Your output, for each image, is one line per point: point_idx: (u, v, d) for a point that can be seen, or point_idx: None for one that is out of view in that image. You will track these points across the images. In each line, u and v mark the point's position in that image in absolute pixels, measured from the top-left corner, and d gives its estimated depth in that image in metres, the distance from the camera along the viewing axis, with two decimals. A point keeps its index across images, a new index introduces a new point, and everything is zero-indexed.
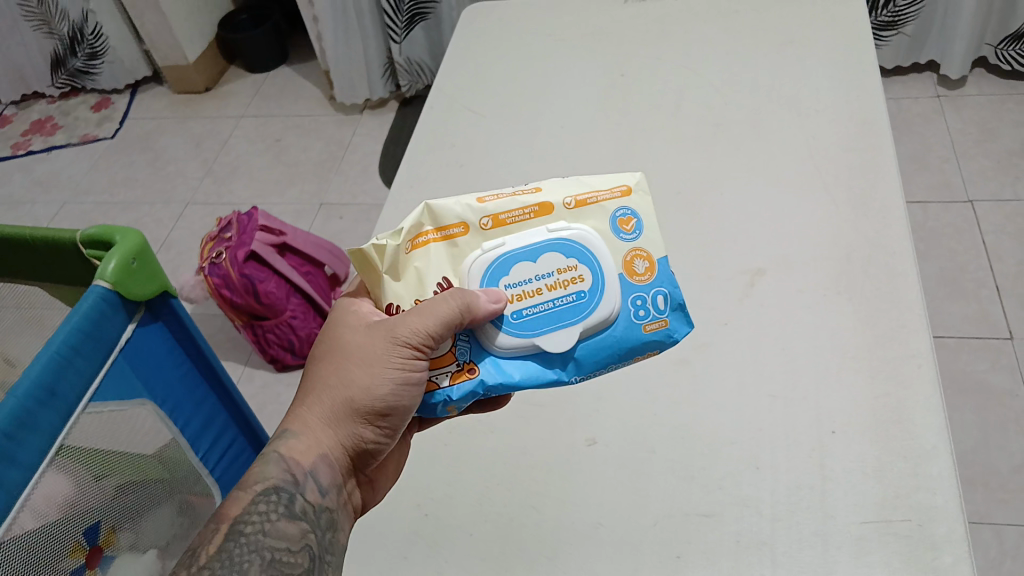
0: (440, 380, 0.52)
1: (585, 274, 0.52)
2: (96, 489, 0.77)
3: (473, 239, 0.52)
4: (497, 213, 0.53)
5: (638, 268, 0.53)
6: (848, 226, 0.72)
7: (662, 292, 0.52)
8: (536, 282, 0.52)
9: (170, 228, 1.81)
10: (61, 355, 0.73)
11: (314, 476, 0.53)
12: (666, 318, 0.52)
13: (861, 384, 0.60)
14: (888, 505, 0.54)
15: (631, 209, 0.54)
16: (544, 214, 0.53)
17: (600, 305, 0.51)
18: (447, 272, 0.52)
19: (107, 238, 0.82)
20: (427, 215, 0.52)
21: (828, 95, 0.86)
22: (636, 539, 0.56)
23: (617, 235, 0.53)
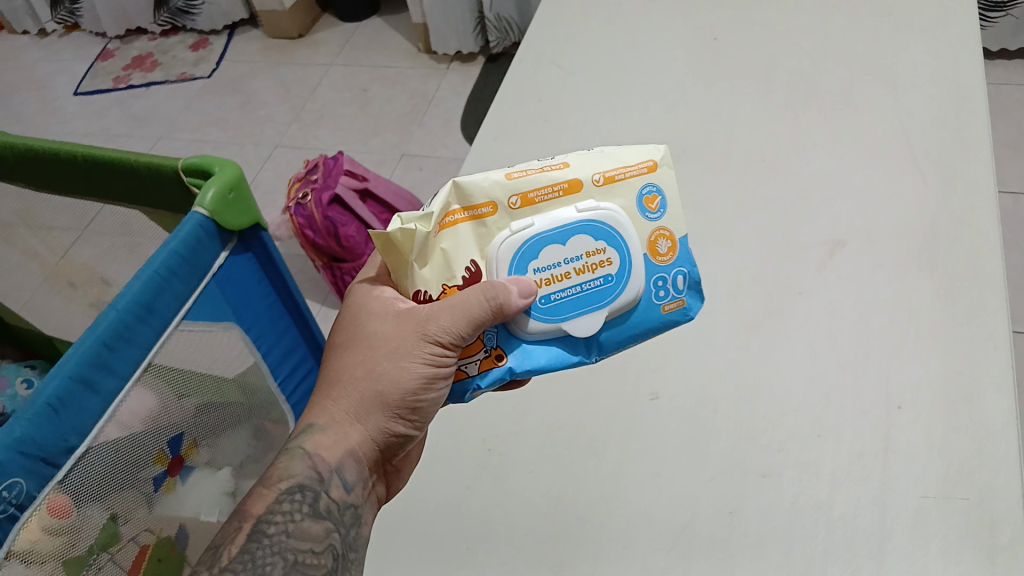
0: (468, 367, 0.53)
1: (613, 258, 0.52)
2: (183, 403, 0.83)
3: (502, 218, 0.51)
4: (526, 191, 0.51)
5: (662, 248, 0.53)
6: (935, 204, 0.71)
7: (682, 272, 0.53)
8: (564, 266, 0.52)
9: (258, 168, 1.88)
10: (159, 275, 0.77)
11: (338, 474, 0.56)
12: (683, 298, 0.54)
13: (935, 363, 0.60)
14: (951, 480, 0.54)
15: (656, 186, 0.53)
16: (573, 192, 0.52)
17: (626, 289, 0.52)
18: (476, 255, 0.52)
19: (207, 167, 0.86)
20: (455, 194, 0.51)
21: (926, 70, 0.83)
22: (694, 491, 0.57)
23: (643, 214, 0.53)
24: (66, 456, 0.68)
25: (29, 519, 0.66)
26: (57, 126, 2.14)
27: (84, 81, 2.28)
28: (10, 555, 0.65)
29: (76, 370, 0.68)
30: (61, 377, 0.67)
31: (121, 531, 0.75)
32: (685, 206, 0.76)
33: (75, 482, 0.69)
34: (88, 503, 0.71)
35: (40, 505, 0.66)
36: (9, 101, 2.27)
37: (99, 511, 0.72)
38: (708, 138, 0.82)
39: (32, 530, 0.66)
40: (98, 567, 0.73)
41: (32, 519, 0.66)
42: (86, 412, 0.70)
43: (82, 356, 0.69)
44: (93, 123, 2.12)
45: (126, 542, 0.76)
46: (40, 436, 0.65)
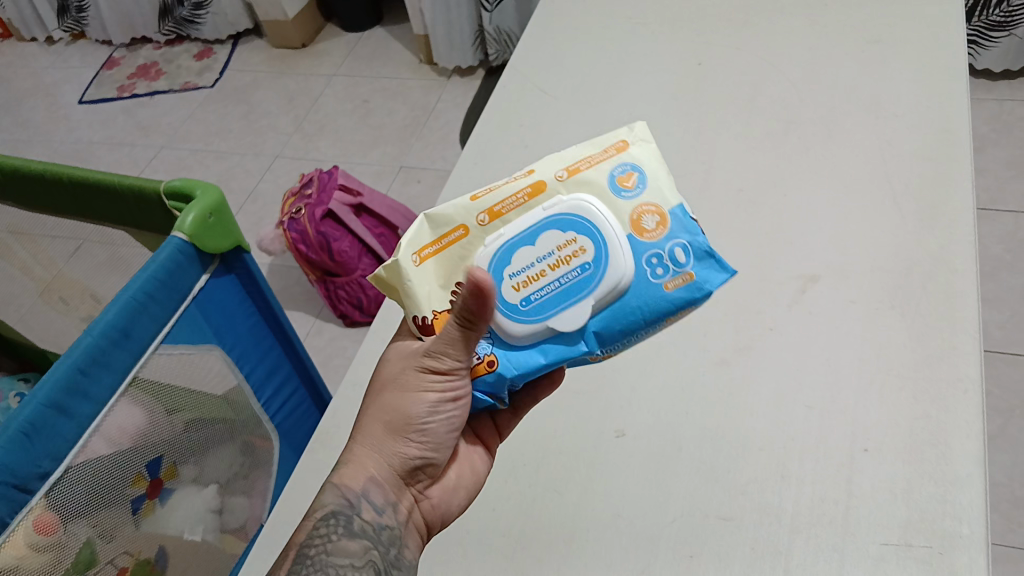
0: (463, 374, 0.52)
1: (587, 245, 0.51)
2: (166, 422, 0.81)
3: (475, 237, 0.53)
4: (492, 206, 0.53)
5: (648, 223, 0.52)
6: (912, 240, 0.70)
7: (679, 243, 0.51)
8: (537, 265, 0.51)
9: (257, 179, 1.88)
10: (137, 299, 0.77)
11: (368, 496, 0.54)
12: (688, 271, 0.51)
13: (902, 405, 0.59)
14: (912, 528, 0.54)
15: (629, 165, 0.53)
16: (539, 194, 0.53)
17: (608, 270, 0.50)
18: (460, 274, 0.52)
19: (188, 190, 0.86)
20: (424, 227, 0.53)
21: (910, 100, 0.83)
22: (654, 534, 0.57)
23: (617, 194, 0.52)
24: (39, 482, 0.67)
25: (13, 533, 0.65)
26: (60, 135, 2.15)
27: (89, 90, 2.30)
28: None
29: (49, 397, 0.67)
30: (34, 404, 0.66)
31: (99, 555, 0.74)
32: None
33: (58, 498, 0.69)
34: (74, 521, 0.70)
35: (25, 519, 0.66)
36: (15, 109, 2.29)
37: (82, 528, 0.71)
38: (689, 166, 0.82)
39: (16, 545, 0.65)
40: None
41: (16, 531, 0.65)
42: (59, 438, 0.69)
43: (55, 381, 0.68)
44: (96, 132, 2.13)
45: (102, 565, 0.75)
46: (13, 462, 0.64)
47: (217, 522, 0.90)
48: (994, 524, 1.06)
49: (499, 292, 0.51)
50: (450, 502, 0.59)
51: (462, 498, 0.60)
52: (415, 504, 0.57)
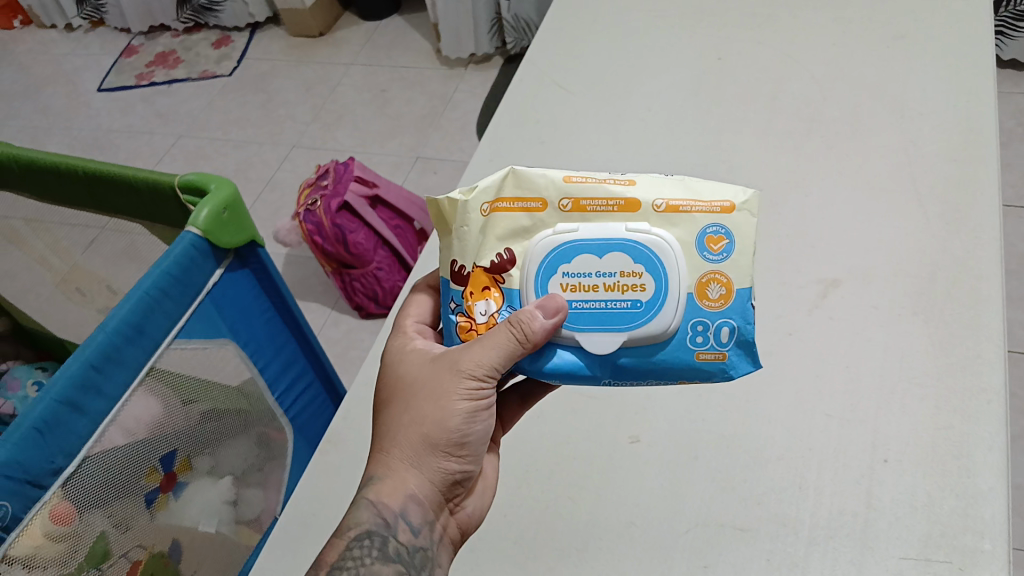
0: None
1: (649, 284, 0.47)
2: (182, 413, 0.81)
3: (549, 217, 0.48)
4: (580, 197, 0.48)
5: (712, 292, 0.48)
6: (937, 243, 0.68)
7: (729, 324, 0.48)
8: (594, 278, 0.48)
9: (274, 168, 1.88)
10: (150, 295, 0.76)
11: (406, 517, 0.52)
12: (725, 353, 0.48)
13: (924, 415, 0.58)
14: (932, 543, 0.52)
15: (726, 229, 0.47)
16: (629, 211, 0.48)
17: (655, 319, 0.47)
18: (515, 243, 0.49)
19: (203, 185, 0.85)
20: (511, 180, 0.48)
21: (936, 98, 0.81)
22: (668, 543, 0.56)
23: (701, 251, 0.47)
24: (53, 477, 0.67)
25: (27, 527, 0.65)
26: (80, 122, 2.16)
27: (108, 77, 2.30)
28: (12, 563, 0.64)
29: (62, 392, 0.67)
30: (47, 400, 0.66)
31: (113, 548, 0.74)
32: None
33: (74, 491, 0.69)
34: (88, 513, 0.70)
35: (40, 510, 0.66)
36: (35, 96, 2.30)
37: (98, 520, 0.72)
38: (709, 165, 0.81)
39: (33, 535, 0.66)
40: None
41: (32, 523, 0.66)
42: (73, 435, 0.68)
43: (69, 377, 0.68)
44: (115, 120, 2.14)
45: (117, 558, 0.74)
46: (26, 458, 0.64)
47: (232, 514, 0.90)
48: (1015, 528, 1.05)
49: (545, 286, 0.48)
50: (480, 505, 0.58)
51: (489, 500, 0.59)
52: (449, 517, 0.55)
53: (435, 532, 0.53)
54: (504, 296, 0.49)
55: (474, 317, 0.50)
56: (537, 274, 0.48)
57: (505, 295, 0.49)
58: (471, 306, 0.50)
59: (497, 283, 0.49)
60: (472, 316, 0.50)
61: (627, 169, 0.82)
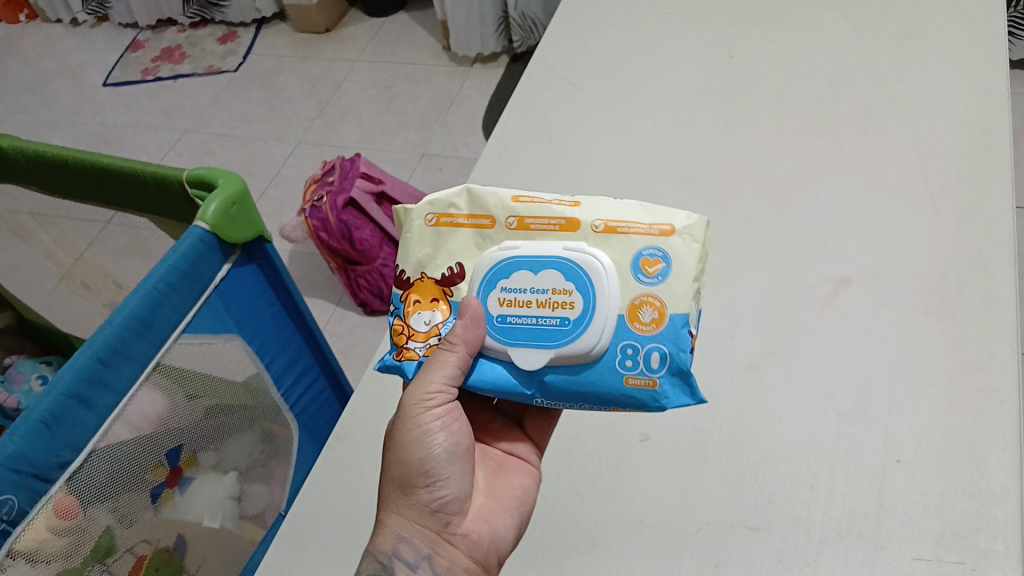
0: (417, 348, 0.53)
1: (577, 302, 0.50)
2: (187, 408, 0.81)
3: (498, 234, 0.52)
4: (524, 216, 0.52)
5: (644, 316, 0.49)
6: (949, 243, 0.68)
7: (660, 349, 0.49)
8: (530, 293, 0.51)
9: (280, 164, 1.88)
10: (159, 289, 0.76)
11: (400, 554, 0.52)
12: (655, 380, 0.49)
13: (937, 415, 0.58)
14: (945, 543, 0.52)
15: (661, 252, 0.50)
16: (569, 230, 0.51)
17: (580, 337, 0.49)
18: (466, 258, 0.53)
19: (211, 180, 0.85)
20: (465, 198, 0.53)
21: (947, 97, 0.80)
22: (679, 541, 0.56)
23: (634, 274, 0.49)
24: (59, 471, 0.67)
25: (32, 522, 0.65)
26: (85, 117, 2.16)
27: (113, 72, 2.30)
28: (16, 556, 0.64)
29: (69, 386, 0.67)
30: (54, 395, 0.66)
31: (118, 542, 0.74)
32: None
33: (79, 485, 0.69)
34: (93, 507, 0.70)
35: (46, 504, 0.66)
36: (40, 90, 2.30)
37: (103, 514, 0.71)
38: (719, 162, 0.80)
39: (37, 529, 0.65)
40: None
41: (36, 518, 0.65)
42: (79, 428, 0.68)
43: (76, 371, 0.67)
44: (120, 115, 2.14)
45: (121, 553, 0.74)
46: (32, 452, 0.64)
47: (236, 509, 0.90)
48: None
49: (485, 299, 0.52)
50: (496, 530, 0.56)
51: (511, 526, 0.57)
52: (461, 549, 0.54)
53: (437, 564, 0.53)
54: (451, 308, 0.53)
55: (411, 322, 0.54)
56: (478, 287, 0.52)
57: (451, 307, 0.53)
58: (414, 312, 0.54)
59: (445, 296, 0.53)
60: (410, 321, 0.54)
61: (637, 166, 0.82)
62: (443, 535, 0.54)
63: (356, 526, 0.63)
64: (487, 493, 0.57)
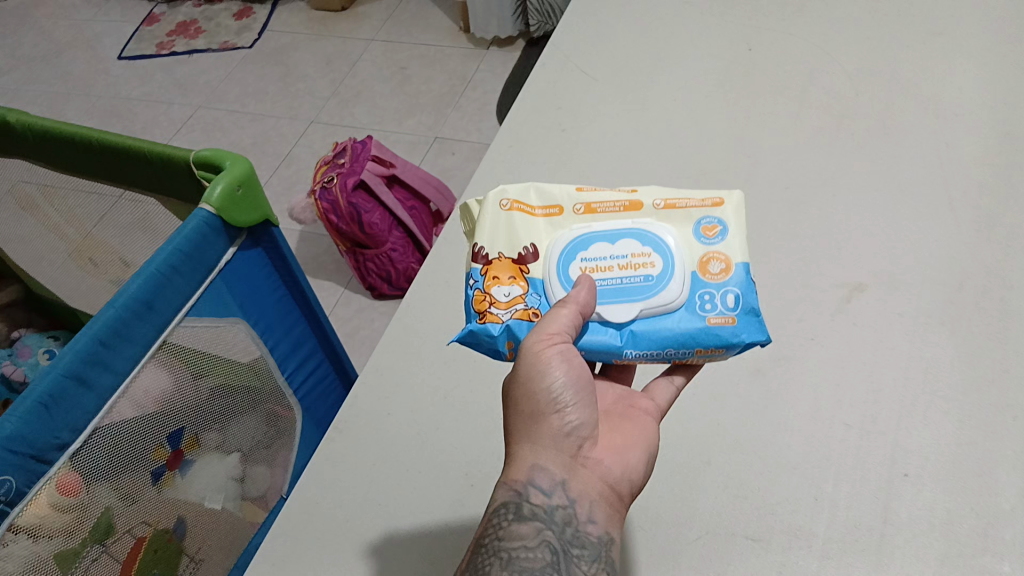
0: (501, 314, 0.50)
1: (657, 261, 0.51)
2: (192, 388, 0.80)
3: (565, 221, 0.53)
4: (590, 201, 0.53)
5: (713, 268, 0.51)
6: (968, 251, 0.66)
7: (733, 292, 0.50)
8: (609, 260, 0.52)
9: (291, 143, 1.86)
10: (161, 272, 0.75)
11: (534, 482, 0.50)
12: (733, 317, 0.50)
13: (947, 428, 0.57)
14: (950, 562, 0.51)
15: (718, 219, 0.52)
16: (632, 209, 0.53)
17: (666, 288, 0.50)
18: (538, 239, 0.53)
19: (217, 162, 0.84)
20: (532, 190, 0.54)
21: (971, 100, 0.79)
22: (677, 551, 0.55)
23: (698, 237, 0.52)
24: (57, 452, 0.66)
25: (34, 498, 0.65)
26: (99, 90, 2.15)
27: (129, 45, 2.29)
28: (19, 531, 0.64)
29: (69, 367, 0.66)
30: (53, 375, 0.65)
31: (116, 524, 0.73)
32: None
33: (79, 464, 0.68)
34: (95, 485, 0.70)
35: (46, 484, 0.66)
36: (55, 61, 2.29)
37: (103, 493, 0.71)
38: (733, 160, 0.79)
39: (38, 506, 0.65)
40: (89, 560, 0.71)
41: (39, 494, 0.65)
42: (78, 410, 0.68)
43: (76, 353, 0.67)
44: (134, 89, 2.13)
45: (120, 534, 0.74)
46: (30, 433, 0.63)
47: (238, 491, 0.90)
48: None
49: (565, 271, 0.51)
50: (628, 461, 0.53)
51: (641, 459, 0.54)
52: (596, 475, 0.52)
53: (573, 489, 0.51)
54: (528, 284, 0.52)
55: (493, 292, 0.51)
56: (555, 261, 0.52)
57: (529, 283, 0.52)
58: (493, 285, 0.51)
59: (522, 273, 0.52)
60: (490, 292, 0.51)
61: (649, 160, 0.80)
62: (577, 462, 0.52)
63: (350, 520, 0.62)
64: (611, 428, 0.55)
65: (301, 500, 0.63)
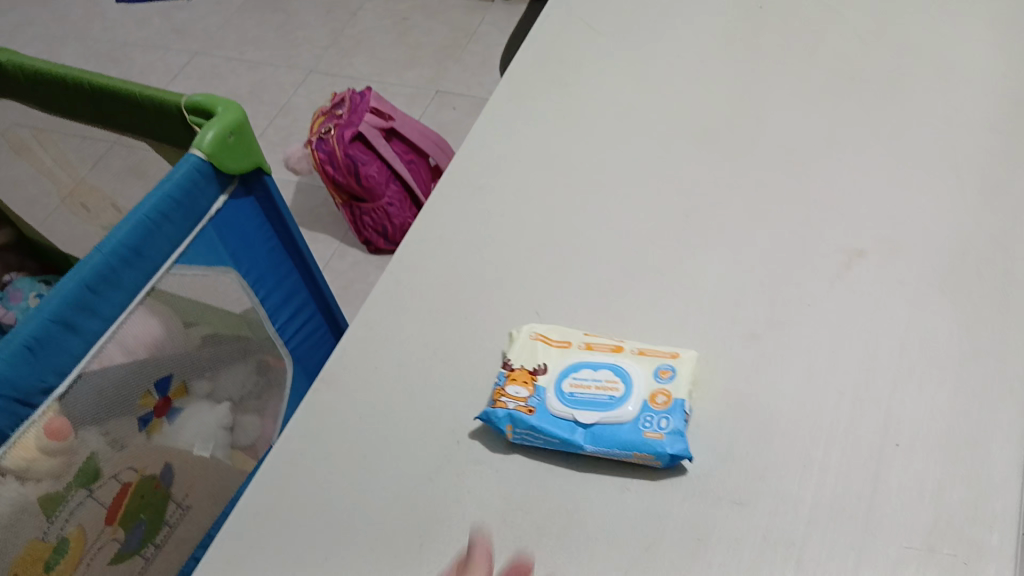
0: (508, 402, 0.59)
1: (620, 386, 0.59)
2: (182, 335, 0.80)
3: (564, 355, 0.62)
4: (590, 343, 0.62)
5: (657, 400, 0.58)
6: (972, 219, 0.65)
7: (668, 419, 0.56)
8: (589, 381, 0.59)
9: (290, 92, 1.83)
10: (151, 218, 0.74)
11: None
12: (662, 434, 0.55)
13: (942, 397, 0.56)
14: (938, 533, 0.50)
15: (671, 365, 0.59)
16: (615, 352, 0.61)
17: (620, 408, 0.57)
18: (547, 359, 0.62)
19: (209, 107, 0.82)
20: (549, 327, 0.64)
21: (984, 64, 0.76)
22: (662, 513, 0.54)
23: (655, 377, 0.59)
24: (43, 396, 0.65)
25: (20, 440, 0.64)
26: (95, 33, 2.11)
27: None
28: (5, 474, 0.64)
29: (57, 311, 0.65)
30: (40, 319, 0.64)
31: (102, 469, 0.73)
32: (702, 197, 0.71)
33: (69, 405, 0.68)
34: (84, 428, 0.69)
35: (34, 426, 0.65)
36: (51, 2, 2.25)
37: (90, 437, 0.70)
38: (736, 120, 0.77)
39: (25, 447, 0.64)
40: (74, 504, 0.72)
41: (27, 434, 0.64)
42: (67, 354, 0.67)
43: (64, 298, 0.66)
44: (131, 33, 2.09)
45: (105, 480, 0.74)
46: (16, 376, 0.62)
47: (228, 439, 0.89)
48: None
49: (559, 382, 0.60)
50: None
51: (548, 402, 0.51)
52: None
53: None
54: (534, 388, 0.60)
55: (507, 391, 0.60)
56: (555, 373, 0.61)
57: (535, 387, 0.60)
58: (507, 386, 0.60)
59: (532, 379, 0.60)
60: (506, 389, 0.60)
61: (651, 118, 0.78)
62: None
63: (334, 472, 0.61)
64: None
65: (285, 451, 0.62)
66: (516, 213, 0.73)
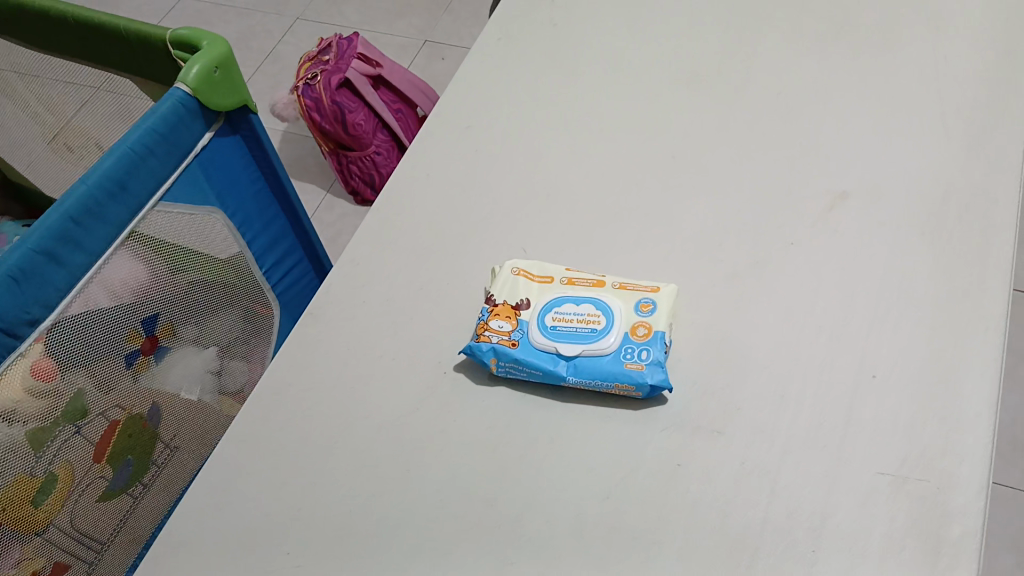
0: (491, 337, 0.59)
1: (601, 318, 0.59)
2: (170, 278, 0.78)
3: (547, 289, 0.62)
4: (572, 277, 0.63)
5: (638, 331, 0.58)
6: (955, 165, 0.66)
7: (649, 350, 0.57)
8: (571, 315, 0.60)
9: (277, 40, 1.81)
10: (135, 151, 0.73)
11: None
12: (643, 364, 0.56)
13: (918, 336, 0.57)
14: (910, 463, 0.52)
15: (651, 299, 0.60)
16: (595, 286, 0.62)
17: (602, 339, 0.58)
18: (529, 294, 0.62)
19: (194, 41, 0.81)
20: (532, 263, 0.64)
21: (973, 13, 0.77)
22: (642, 443, 0.55)
23: (635, 310, 0.59)
24: (27, 328, 0.65)
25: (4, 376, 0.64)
26: None
27: None
28: None
29: (40, 242, 0.65)
30: (24, 249, 0.64)
31: (90, 405, 0.71)
32: (689, 139, 0.71)
33: (55, 343, 0.67)
34: (71, 369, 0.69)
35: (17, 360, 0.65)
36: None
37: (76, 376, 0.70)
38: (726, 63, 0.77)
39: (10, 385, 0.64)
40: (63, 440, 0.70)
41: (11, 371, 0.64)
42: (49, 286, 0.67)
43: (47, 228, 0.66)
44: None
45: (94, 417, 0.72)
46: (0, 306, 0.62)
47: (216, 384, 0.87)
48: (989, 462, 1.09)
49: (541, 316, 0.61)
50: None
51: None
52: None
53: None
54: (517, 322, 0.61)
55: (490, 325, 0.60)
56: (538, 308, 0.61)
57: (518, 322, 0.61)
58: (492, 320, 0.61)
59: (515, 313, 0.61)
60: (489, 323, 0.60)
61: (641, 60, 0.78)
62: None
63: (319, 401, 0.61)
64: None
65: (270, 382, 0.63)
66: (504, 153, 0.73)
